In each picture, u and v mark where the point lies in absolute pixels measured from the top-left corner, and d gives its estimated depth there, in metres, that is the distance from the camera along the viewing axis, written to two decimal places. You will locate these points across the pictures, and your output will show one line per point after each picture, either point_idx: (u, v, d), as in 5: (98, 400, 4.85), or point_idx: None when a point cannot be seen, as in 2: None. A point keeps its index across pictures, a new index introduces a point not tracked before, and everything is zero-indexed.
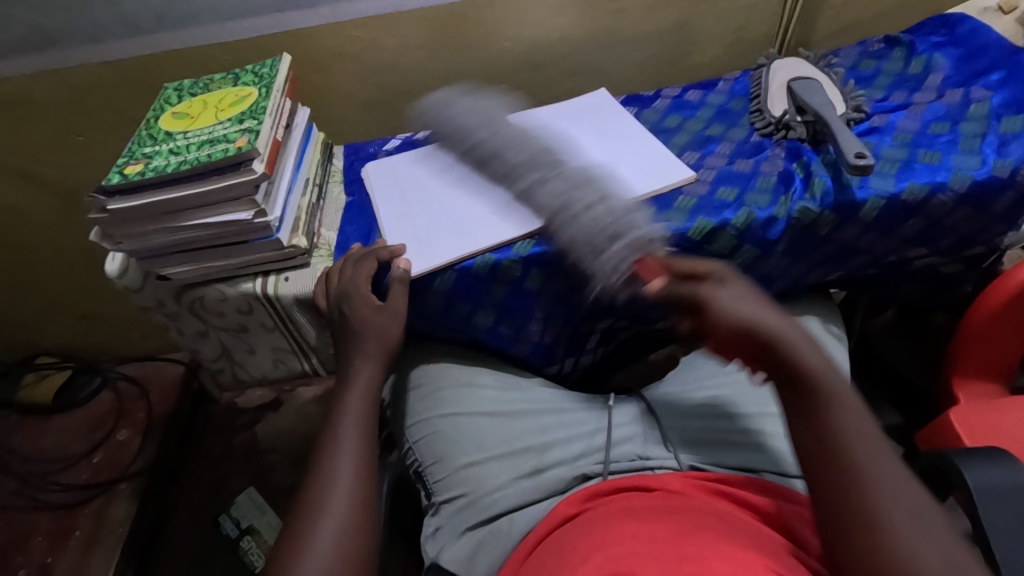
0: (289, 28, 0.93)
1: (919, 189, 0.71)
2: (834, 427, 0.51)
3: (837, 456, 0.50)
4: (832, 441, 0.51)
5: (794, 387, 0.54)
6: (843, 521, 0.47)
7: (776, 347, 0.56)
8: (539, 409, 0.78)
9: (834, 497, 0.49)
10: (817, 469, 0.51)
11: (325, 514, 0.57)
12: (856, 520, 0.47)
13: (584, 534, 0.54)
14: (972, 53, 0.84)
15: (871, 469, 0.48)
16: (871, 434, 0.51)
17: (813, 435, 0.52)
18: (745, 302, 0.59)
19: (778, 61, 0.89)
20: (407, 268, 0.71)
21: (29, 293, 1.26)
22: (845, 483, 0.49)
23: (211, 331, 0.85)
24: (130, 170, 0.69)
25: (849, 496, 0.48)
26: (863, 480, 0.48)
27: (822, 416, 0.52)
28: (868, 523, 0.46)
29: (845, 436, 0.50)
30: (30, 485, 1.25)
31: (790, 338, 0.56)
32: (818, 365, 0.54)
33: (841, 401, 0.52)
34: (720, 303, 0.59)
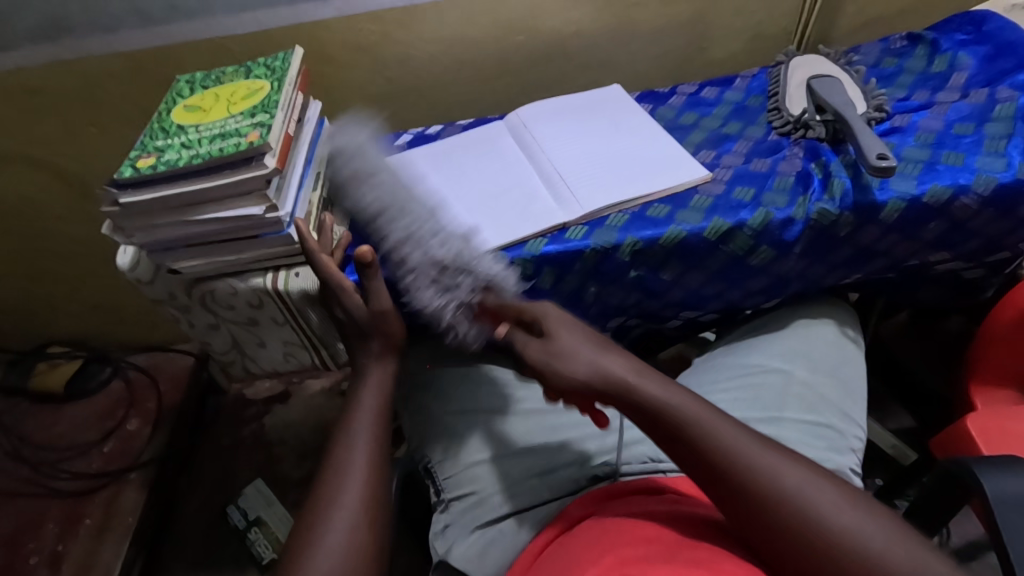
0: (302, 20, 0.92)
1: (942, 192, 0.69)
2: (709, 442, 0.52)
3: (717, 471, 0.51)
4: (721, 462, 0.51)
5: (651, 425, 0.55)
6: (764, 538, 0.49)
7: (622, 387, 0.56)
8: (550, 408, 0.77)
9: (737, 504, 0.50)
10: (713, 488, 0.52)
11: (336, 507, 0.58)
12: (775, 532, 0.48)
13: (595, 535, 0.54)
14: (999, 51, 0.82)
15: (753, 473, 0.50)
16: (735, 435, 0.52)
17: (696, 460, 0.52)
18: (580, 348, 0.59)
19: (797, 58, 0.88)
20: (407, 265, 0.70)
21: (42, 281, 1.26)
22: (756, 497, 0.49)
23: (221, 325, 0.85)
24: (142, 163, 0.69)
25: (754, 505, 0.49)
26: (762, 481, 0.50)
27: (689, 439, 0.53)
28: (795, 526, 0.48)
29: (721, 449, 0.51)
30: (41, 473, 1.26)
31: (629, 378, 0.56)
32: (662, 393, 0.55)
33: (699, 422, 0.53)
34: (563, 350, 0.59)
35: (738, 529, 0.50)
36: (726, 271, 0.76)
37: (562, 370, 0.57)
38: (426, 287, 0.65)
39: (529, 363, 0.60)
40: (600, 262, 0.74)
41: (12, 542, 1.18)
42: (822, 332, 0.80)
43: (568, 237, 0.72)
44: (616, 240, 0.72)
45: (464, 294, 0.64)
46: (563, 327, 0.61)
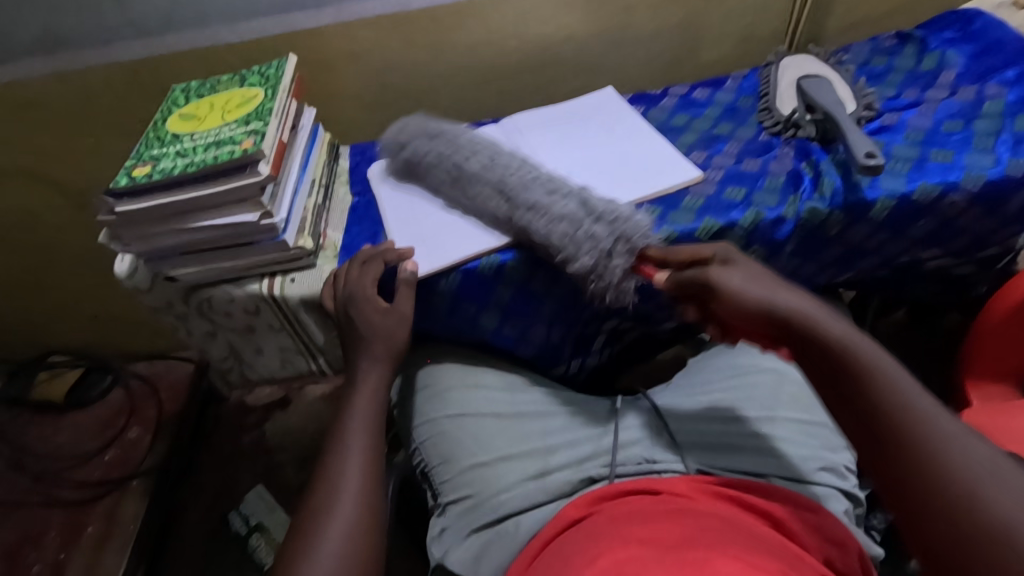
0: (296, 29, 0.93)
1: (931, 189, 0.70)
2: (882, 403, 0.48)
3: (874, 423, 0.48)
4: (890, 422, 0.47)
5: (829, 384, 0.52)
6: (919, 518, 0.43)
7: (799, 322, 0.55)
8: (544, 411, 0.77)
9: (901, 480, 0.45)
10: (870, 441, 0.48)
11: (335, 512, 0.58)
12: (932, 509, 0.43)
13: (591, 537, 0.54)
14: (987, 49, 0.82)
15: (917, 420, 0.46)
16: (918, 398, 0.47)
17: (861, 419, 0.49)
18: (751, 285, 0.58)
19: (787, 59, 0.88)
20: (415, 270, 0.71)
21: (41, 291, 1.27)
22: (919, 469, 0.44)
23: (218, 332, 0.86)
24: (137, 172, 0.69)
25: (914, 474, 0.44)
26: (927, 446, 0.45)
27: (858, 388, 0.50)
28: (955, 504, 0.42)
29: (893, 408, 0.47)
30: (43, 482, 1.26)
31: (810, 312, 0.55)
32: (842, 333, 0.53)
33: (877, 371, 0.49)
34: (728, 286, 0.59)
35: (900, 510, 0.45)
36: None
37: (733, 301, 0.58)
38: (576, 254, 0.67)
39: (711, 286, 0.60)
40: None
41: (15, 551, 1.18)
42: None
43: None
44: None
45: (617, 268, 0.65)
46: (745, 267, 0.61)
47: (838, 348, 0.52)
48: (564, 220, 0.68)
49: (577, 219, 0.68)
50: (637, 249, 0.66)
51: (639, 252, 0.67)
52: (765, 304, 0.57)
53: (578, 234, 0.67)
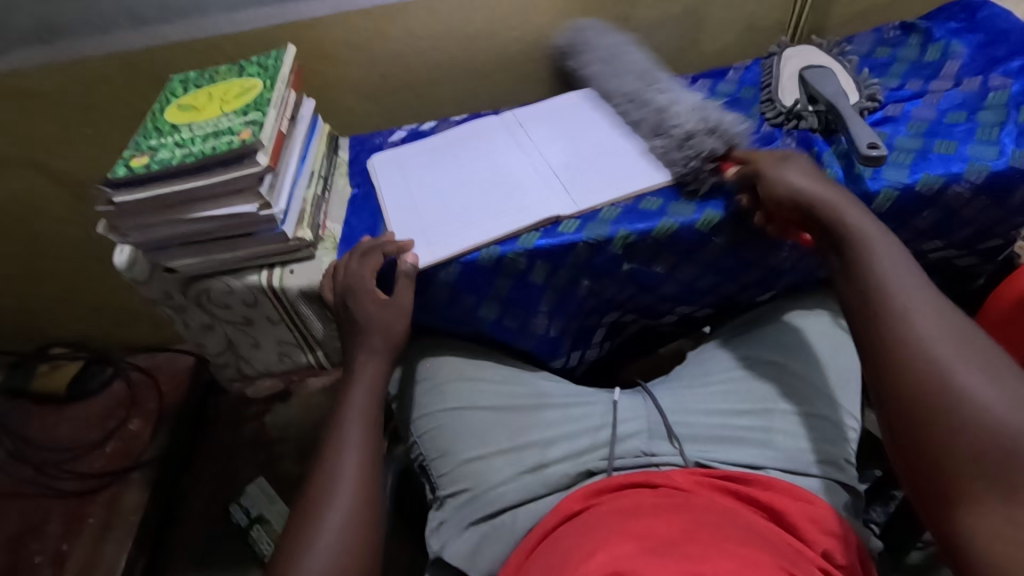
0: (295, 18, 0.92)
1: (934, 180, 0.69)
2: (889, 296, 0.56)
3: (893, 353, 0.53)
4: (893, 306, 0.55)
5: (850, 269, 0.60)
6: (890, 370, 0.52)
7: (827, 213, 0.63)
8: (544, 403, 0.77)
9: (886, 340, 0.53)
10: (883, 371, 0.53)
11: (332, 504, 0.58)
12: (906, 364, 0.51)
13: (589, 531, 0.54)
14: (992, 39, 0.81)
15: (902, 294, 0.55)
16: (919, 299, 0.54)
17: (861, 293, 0.57)
18: (795, 175, 0.66)
19: (790, 49, 0.87)
20: (415, 263, 0.70)
21: (42, 284, 1.27)
22: (903, 341, 0.52)
23: (217, 324, 0.85)
24: (135, 163, 0.69)
25: (899, 339, 0.53)
26: (911, 328, 0.53)
27: (863, 267, 0.59)
28: (924, 367, 0.50)
29: (902, 301, 0.55)
30: (45, 473, 1.26)
31: (835, 203, 0.63)
32: (863, 229, 0.61)
33: (888, 259, 0.58)
34: (780, 179, 0.66)
35: (873, 366, 0.54)
36: (719, 262, 0.77)
37: (772, 181, 0.66)
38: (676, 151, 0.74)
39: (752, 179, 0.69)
40: (593, 256, 0.74)
41: (17, 542, 1.18)
42: (816, 324, 0.78)
43: (560, 231, 0.73)
44: (608, 233, 0.72)
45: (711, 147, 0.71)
46: (794, 161, 0.68)
47: (857, 241, 0.60)
48: (686, 118, 0.75)
49: (705, 118, 0.74)
50: (733, 141, 0.72)
51: (728, 147, 0.72)
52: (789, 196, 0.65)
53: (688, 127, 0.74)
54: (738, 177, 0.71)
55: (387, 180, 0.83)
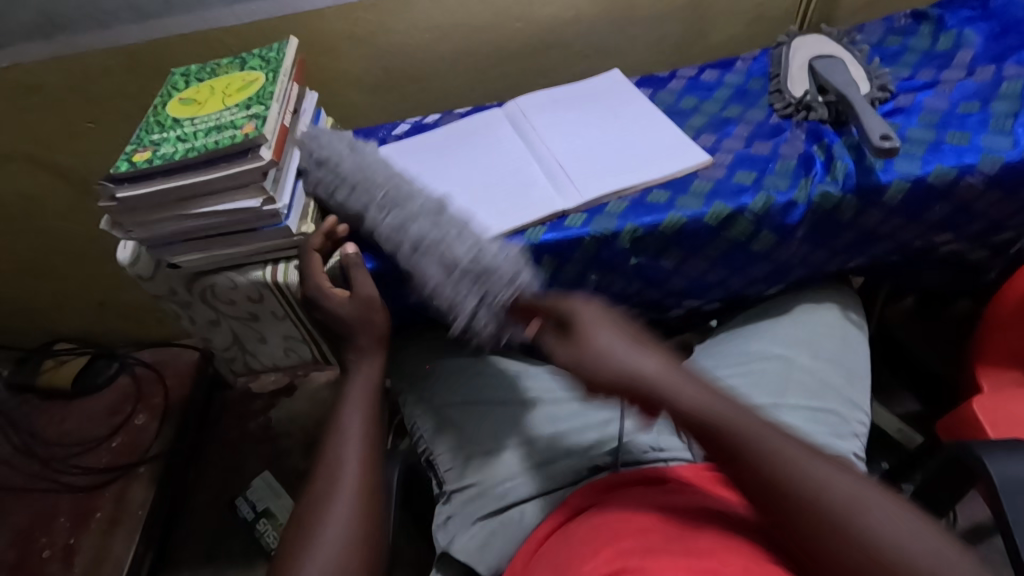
0: (297, 10, 0.91)
1: (946, 172, 0.68)
2: (756, 454, 0.47)
3: (780, 497, 0.46)
4: (768, 473, 0.47)
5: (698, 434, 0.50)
6: (807, 539, 0.45)
7: (653, 388, 0.51)
8: (551, 399, 0.77)
9: (792, 508, 0.46)
10: (782, 522, 0.46)
11: (337, 499, 0.58)
12: (821, 527, 0.44)
13: (595, 527, 0.54)
14: (1005, 28, 0.80)
15: (765, 438, 0.48)
16: (789, 440, 0.48)
17: (735, 466, 0.48)
18: (599, 336, 0.53)
19: (800, 39, 0.86)
20: (354, 253, 0.70)
21: (45, 280, 1.27)
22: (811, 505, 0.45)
23: (222, 319, 0.85)
24: (138, 158, 0.68)
25: (798, 505, 0.45)
26: (802, 480, 0.46)
27: (724, 441, 0.48)
28: (837, 523, 0.44)
29: (767, 454, 0.47)
30: (52, 468, 1.27)
31: (654, 368, 0.51)
32: (653, 369, 0.51)
33: (741, 428, 0.48)
34: (598, 346, 0.53)
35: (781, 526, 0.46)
36: (728, 257, 0.76)
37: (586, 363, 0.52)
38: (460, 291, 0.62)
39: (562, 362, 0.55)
40: (600, 250, 0.73)
41: (26, 536, 1.19)
42: (825, 317, 0.79)
43: (567, 225, 0.72)
44: (615, 228, 0.71)
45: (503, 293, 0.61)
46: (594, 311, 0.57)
47: (674, 397, 0.50)
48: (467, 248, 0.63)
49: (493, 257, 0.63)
50: (506, 301, 0.61)
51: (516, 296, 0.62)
52: (612, 363, 0.52)
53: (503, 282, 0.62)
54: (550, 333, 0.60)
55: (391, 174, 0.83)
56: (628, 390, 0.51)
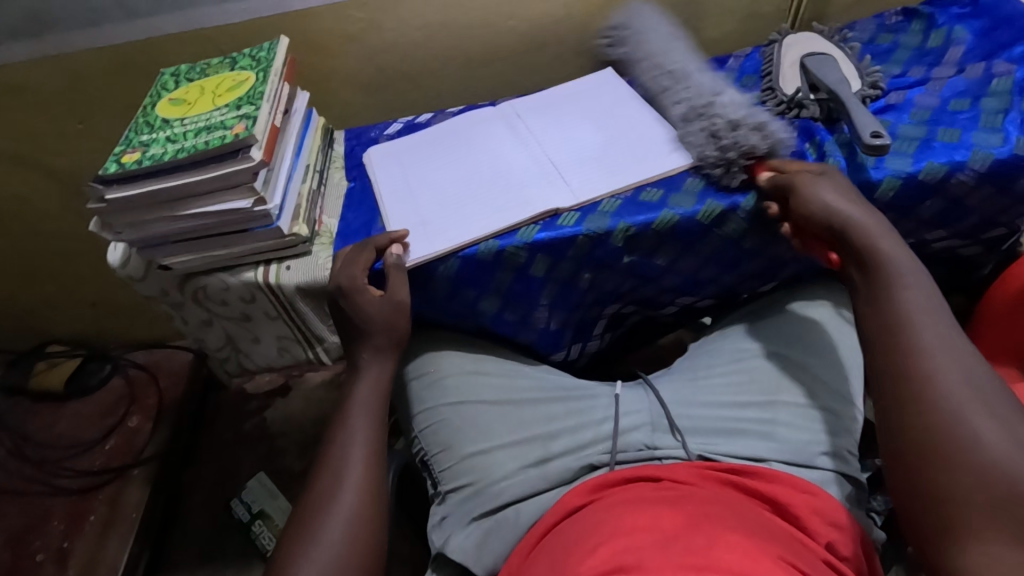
0: (287, 9, 0.91)
1: (937, 169, 0.68)
2: (897, 312, 0.56)
3: (903, 352, 0.53)
4: (901, 331, 0.54)
5: (868, 296, 0.59)
6: (901, 400, 0.52)
7: (856, 232, 0.61)
8: (546, 397, 0.77)
9: (897, 374, 0.53)
10: (895, 376, 0.53)
11: (340, 499, 0.58)
12: (917, 395, 0.51)
13: (593, 525, 0.54)
14: (996, 25, 0.80)
15: (908, 307, 0.55)
16: (936, 329, 0.54)
17: (875, 311, 0.58)
18: (825, 193, 0.64)
19: (791, 36, 0.86)
20: (402, 257, 0.69)
21: (37, 281, 1.26)
22: (919, 379, 0.51)
23: (214, 320, 0.84)
24: (127, 159, 0.68)
25: (904, 371, 0.52)
26: (924, 356, 0.52)
27: (881, 292, 0.58)
28: (928, 400, 0.50)
29: (910, 323, 0.54)
30: (45, 470, 1.26)
31: (869, 225, 0.61)
32: (887, 248, 0.59)
33: (905, 282, 0.57)
34: (809, 191, 0.64)
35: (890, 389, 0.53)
36: (721, 254, 0.77)
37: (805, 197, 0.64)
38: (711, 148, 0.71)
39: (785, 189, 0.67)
40: (593, 249, 0.73)
41: (19, 539, 1.18)
42: (818, 313, 0.78)
43: (559, 225, 0.72)
44: (608, 226, 0.71)
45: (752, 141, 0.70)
46: (833, 179, 0.66)
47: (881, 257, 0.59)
48: (735, 107, 0.74)
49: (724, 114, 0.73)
50: (757, 151, 0.70)
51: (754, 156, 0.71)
52: (814, 207, 0.63)
53: (766, 122, 0.71)
54: (773, 188, 0.69)
55: (381, 175, 0.82)
56: (827, 226, 0.63)
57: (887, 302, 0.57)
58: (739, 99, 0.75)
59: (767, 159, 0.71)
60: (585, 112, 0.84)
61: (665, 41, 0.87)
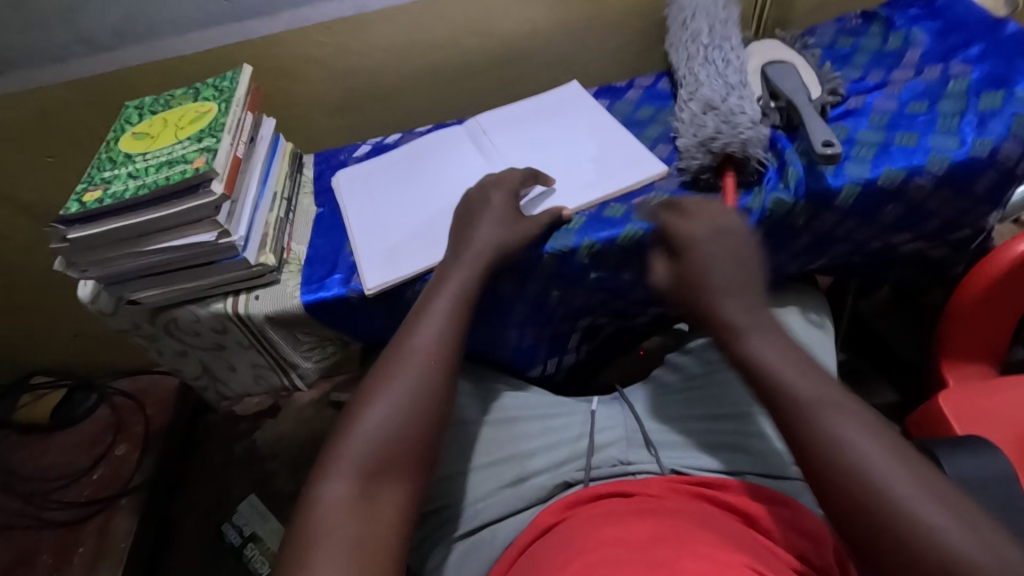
0: (252, 37, 0.91)
1: (895, 174, 0.68)
2: (796, 405, 0.51)
3: (816, 456, 0.48)
4: (805, 425, 0.50)
5: (762, 395, 0.54)
6: (842, 506, 0.46)
7: (733, 327, 0.57)
8: (522, 416, 0.77)
9: (823, 474, 0.48)
10: (819, 482, 0.48)
11: (374, 408, 0.58)
12: (855, 494, 0.46)
13: (565, 541, 0.54)
14: (952, 26, 0.81)
15: (803, 395, 0.51)
16: (838, 411, 0.49)
17: (777, 416, 0.52)
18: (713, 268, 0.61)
19: (754, 45, 0.87)
20: (363, 283, 0.71)
21: (17, 314, 1.26)
22: (846, 476, 0.46)
23: (190, 351, 0.84)
24: (88, 197, 0.68)
25: (831, 472, 0.47)
26: (840, 444, 0.48)
27: (769, 388, 0.53)
28: (872, 495, 0.45)
29: (810, 414, 0.50)
30: (33, 503, 1.26)
31: (736, 310, 0.58)
32: (758, 340, 0.56)
33: (784, 371, 0.53)
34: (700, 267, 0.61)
35: (823, 495, 0.48)
36: None
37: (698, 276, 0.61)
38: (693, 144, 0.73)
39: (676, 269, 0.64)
40: (560, 267, 0.73)
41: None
42: (788, 320, 0.79)
43: None
44: (573, 243, 0.71)
45: (724, 144, 0.71)
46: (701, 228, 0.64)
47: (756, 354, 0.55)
48: (747, 106, 0.74)
49: (725, 114, 0.74)
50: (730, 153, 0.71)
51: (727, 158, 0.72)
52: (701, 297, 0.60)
53: (752, 129, 0.72)
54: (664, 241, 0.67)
55: (350, 199, 0.83)
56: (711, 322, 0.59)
57: (786, 402, 0.52)
58: (751, 99, 0.76)
59: (729, 167, 0.73)
60: (560, 129, 0.84)
61: (708, 24, 0.86)
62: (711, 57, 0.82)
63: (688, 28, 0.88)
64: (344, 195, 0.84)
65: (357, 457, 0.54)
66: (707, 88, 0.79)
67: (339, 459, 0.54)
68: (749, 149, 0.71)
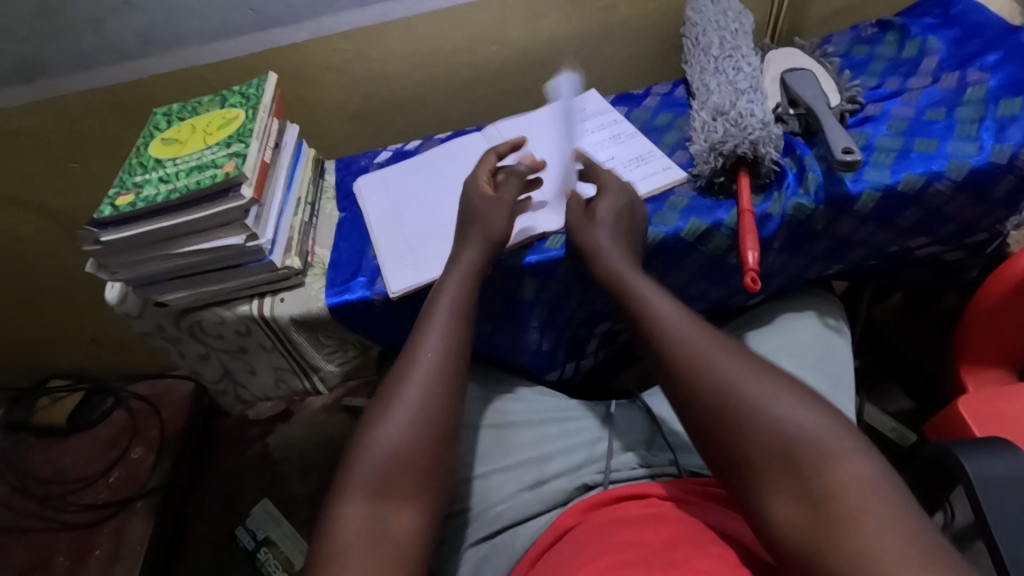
0: (275, 45, 0.93)
1: (915, 180, 0.69)
2: (651, 319, 0.61)
3: (665, 360, 0.57)
4: (655, 336, 0.59)
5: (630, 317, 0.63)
6: (683, 396, 0.55)
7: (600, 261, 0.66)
8: (541, 419, 0.77)
9: (670, 373, 0.57)
10: (669, 381, 0.57)
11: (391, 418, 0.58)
12: (693, 381, 0.54)
13: (580, 545, 0.54)
14: (968, 34, 0.82)
15: (657, 311, 0.61)
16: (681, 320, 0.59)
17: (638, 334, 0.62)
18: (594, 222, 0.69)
19: (772, 53, 0.88)
20: (387, 286, 0.72)
21: (37, 318, 1.27)
22: (686, 371, 0.55)
23: (212, 354, 0.85)
24: (121, 201, 0.69)
25: (674, 368, 0.56)
26: (680, 347, 0.57)
27: (633, 311, 0.63)
28: (706, 381, 0.54)
29: (658, 324, 0.60)
30: (49, 506, 1.26)
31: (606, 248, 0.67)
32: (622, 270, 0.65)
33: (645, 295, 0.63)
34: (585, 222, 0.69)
35: (672, 392, 0.56)
36: (707, 271, 0.77)
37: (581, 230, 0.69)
38: (703, 150, 0.74)
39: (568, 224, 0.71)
40: (579, 271, 0.75)
41: None
42: (804, 325, 0.80)
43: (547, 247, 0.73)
44: None
45: (731, 147, 0.71)
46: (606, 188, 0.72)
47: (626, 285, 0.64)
48: (757, 109, 0.75)
49: (733, 118, 0.74)
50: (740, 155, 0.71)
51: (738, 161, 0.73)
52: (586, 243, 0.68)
53: (763, 130, 0.72)
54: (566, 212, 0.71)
55: (372, 204, 0.84)
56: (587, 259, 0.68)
57: (642, 319, 0.61)
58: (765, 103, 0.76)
59: (742, 167, 0.73)
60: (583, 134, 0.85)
61: (719, 37, 0.87)
62: (722, 64, 0.83)
63: (701, 37, 0.89)
64: (366, 200, 0.85)
65: (368, 472, 0.55)
66: (720, 93, 0.79)
67: (355, 477, 0.55)
68: (759, 150, 0.71)
